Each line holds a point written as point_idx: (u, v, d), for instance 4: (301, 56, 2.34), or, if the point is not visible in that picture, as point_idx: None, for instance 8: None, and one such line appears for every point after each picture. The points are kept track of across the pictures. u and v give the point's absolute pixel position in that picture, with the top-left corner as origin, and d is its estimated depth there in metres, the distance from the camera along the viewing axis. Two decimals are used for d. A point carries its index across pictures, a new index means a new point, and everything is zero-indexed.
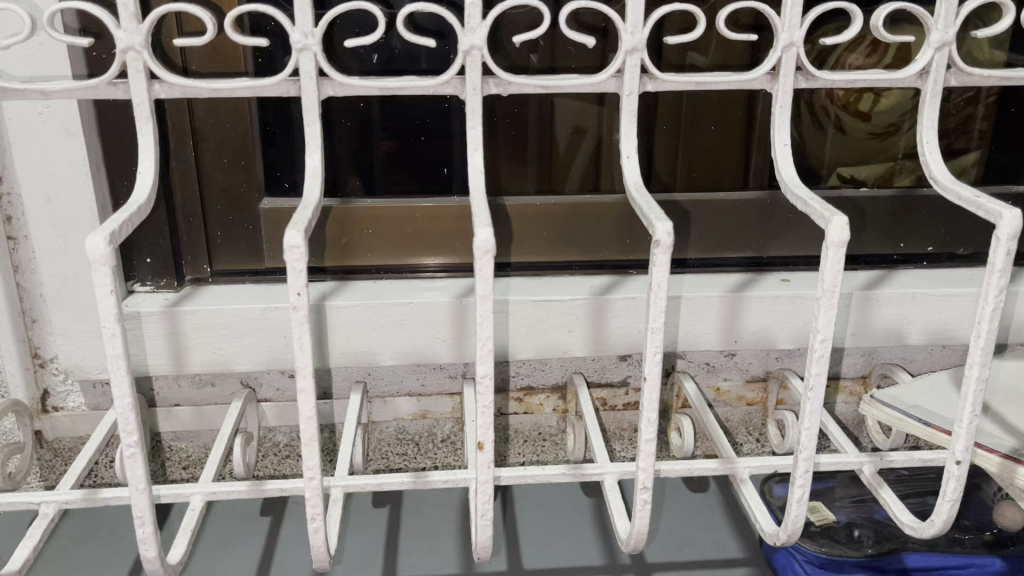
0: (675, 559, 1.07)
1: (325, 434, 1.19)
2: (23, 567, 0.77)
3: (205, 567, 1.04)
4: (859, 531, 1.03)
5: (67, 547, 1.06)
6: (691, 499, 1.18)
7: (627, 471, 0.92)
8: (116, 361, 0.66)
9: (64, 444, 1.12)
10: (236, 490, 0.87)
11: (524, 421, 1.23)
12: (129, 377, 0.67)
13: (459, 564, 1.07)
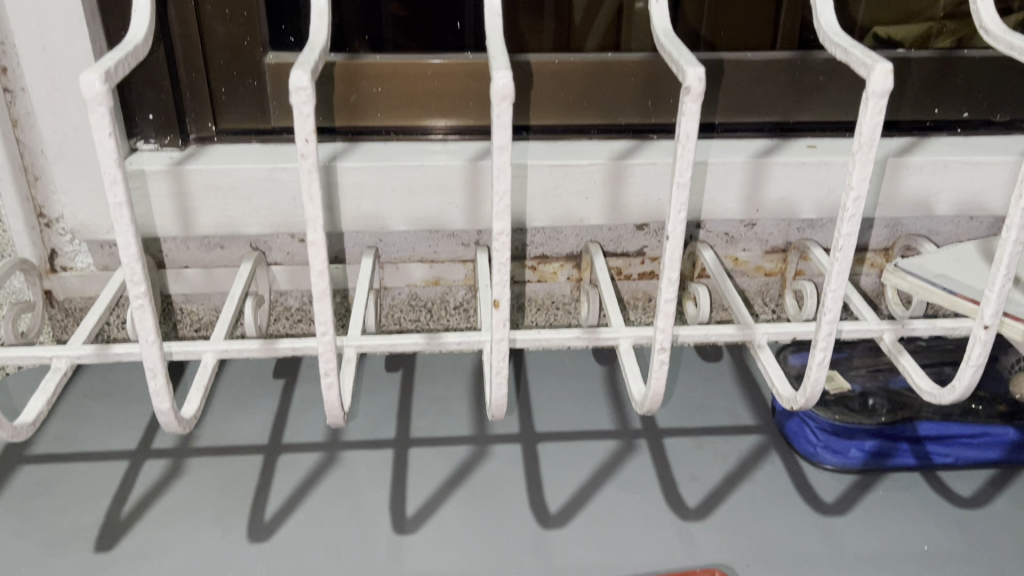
0: (687, 425, 1.08)
1: (337, 299, 1.18)
2: (39, 418, 0.77)
3: (221, 425, 1.05)
4: (874, 401, 1.03)
5: (83, 405, 1.08)
6: (703, 368, 1.18)
7: (643, 335, 0.90)
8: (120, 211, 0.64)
9: (75, 304, 1.11)
10: (247, 348, 0.86)
11: (537, 290, 1.21)
12: (134, 229, 0.65)
13: (472, 426, 1.07)
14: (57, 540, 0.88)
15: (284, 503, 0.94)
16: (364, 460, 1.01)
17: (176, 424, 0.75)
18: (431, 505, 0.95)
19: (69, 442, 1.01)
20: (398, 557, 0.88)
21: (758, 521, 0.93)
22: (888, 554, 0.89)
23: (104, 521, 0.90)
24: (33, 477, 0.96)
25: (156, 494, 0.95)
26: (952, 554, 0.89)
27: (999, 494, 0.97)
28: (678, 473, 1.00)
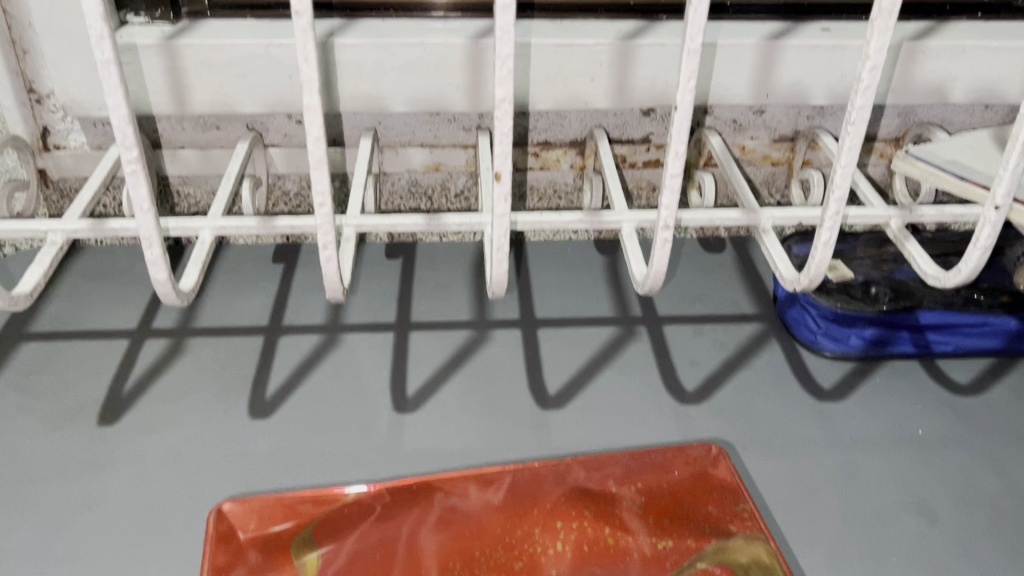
0: (687, 313, 1.08)
1: (336, 184, 1.16)
2: (37, 290, 0.76)
3: (221, 308, 1.05)
4: (876, 288, 1.02)
5: (83, 286, 1.07)
6: (705, 258, 1.18)
7: (646, 219, 0.88)
8: (108, 71, 0.61)
9: (70, 185, 1.10)
10: (245, 226, 0.85)
11: (540, 177, 1.19)
12: (123, 90, 0.62)
13: (472, 312, 1.07)
14: (60, 413, 0.89)
15: (285, 382, 0.95)
16: (366, 342, 1.01)
17: (174, 296, 0.74)
18: (431, 385, 0.96)
19: (70, 321, 1.01)
20: (399, 434, 0.89)
21: (755, 405, 0.94)
22: (883, 437, 0.90)
23: (106, 397, 0.91)
24: (35, 354, 0.96)
25: (158, 372, 0.95)
26: (945, 439, 0.90)
27: (996, 381, 0.97)
28: (677, 359, 1.00)
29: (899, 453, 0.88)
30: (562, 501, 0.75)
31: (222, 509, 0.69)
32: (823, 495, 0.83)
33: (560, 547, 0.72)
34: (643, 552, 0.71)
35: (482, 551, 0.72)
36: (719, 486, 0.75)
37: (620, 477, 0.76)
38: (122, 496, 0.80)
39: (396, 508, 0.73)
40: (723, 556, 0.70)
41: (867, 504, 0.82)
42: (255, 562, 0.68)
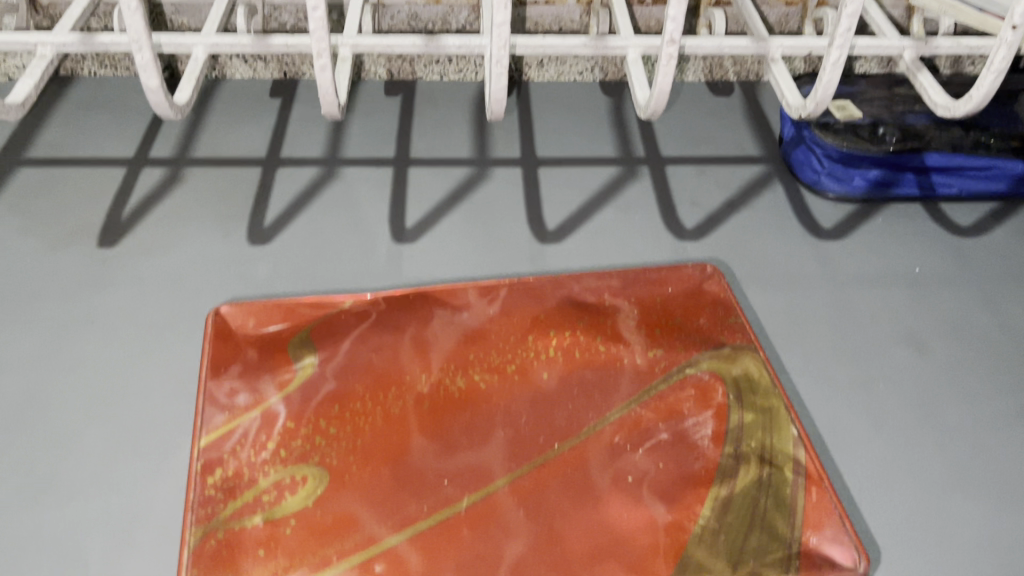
0: (691, 154, 1.06)
1: (334, 15, 1.13)
2: (27, 103, 0.74)
3: (218, 139, 1.04)
4: (884, 129, 0.99)
5: (78, 116, 1.06)
6: (712, 102, 1.15)
7: (651, 46, 0.85)
8: None
9: (60, 11, 1.06)
10: (239, 44, 0.82)
11: (544, 13, 1.15)
12: None
13: (473, 149, 1.05)
14: (59, 234, 0.89)
15: (284, 211, 0.95)
16: (365, 175, 1.00)
17: (166, 107, 0.72)
18: (430, 217, 0.95)
19: (66, 149, 1.00)
20: (398, 261, 0.89)
21: (753, 243, 0.94)
22: (880, 276, 0.90)
23: (105, 220, 0.91)
24: (31, 178, 0.96)
25: (156, 198, 0.95)
26: (942, 277, 0.90)
27: (999, 226, 0.97)
28: (677, 198, 0.99)
29: (896, 291, 0.88)
30: (557, 312, 0.71)
31: (221, 311, 0.67)
32: (816, 326, 0.84)
33: (553, 352, 0.68)
34: (635, 361, 0.67)
35: (473, 355, 0.67)
36: (714, 301, 0.72)
37: (617, 289, 0.72)
38: (122, 312, 0.81)
39: (387, 313, 0.69)
40: (717, 364, 0.67)
41: (859, 336, 0.83)
42: (253, 359, 0.66)
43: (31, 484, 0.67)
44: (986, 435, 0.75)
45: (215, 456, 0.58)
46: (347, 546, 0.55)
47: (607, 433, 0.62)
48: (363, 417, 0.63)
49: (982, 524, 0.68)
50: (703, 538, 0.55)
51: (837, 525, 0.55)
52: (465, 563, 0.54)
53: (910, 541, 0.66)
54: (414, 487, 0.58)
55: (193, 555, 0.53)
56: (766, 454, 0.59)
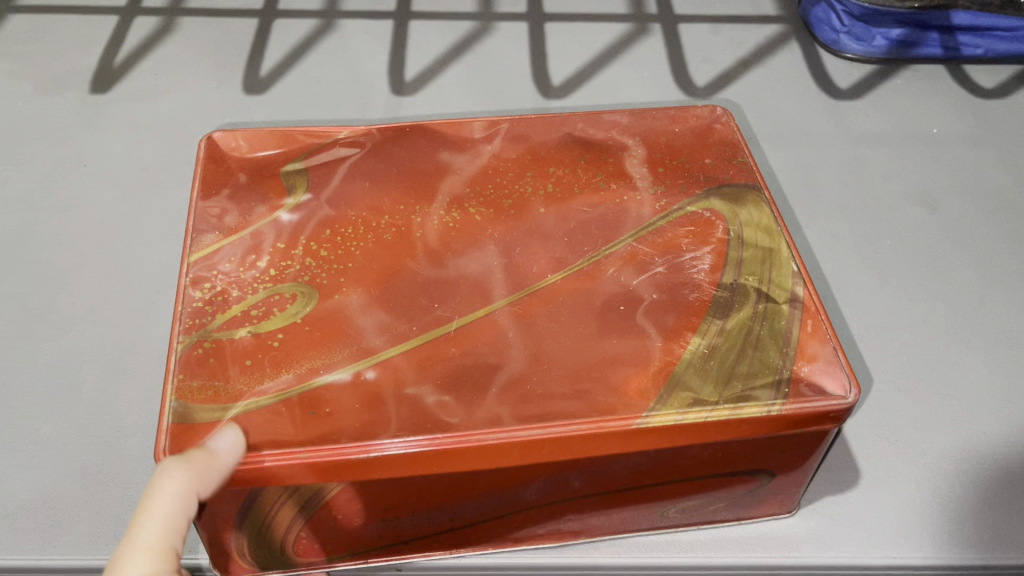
0: (705, 11, 1.01)
1: None
2: None
3: None
4: None
5: None
6: None
7: None
8: None
9: None
10: None
11: None
12: None
13: (477, 3, 1.01)
14: (51, 79, 0.87)
15: (280, 62, 0.92)
16: (364, 28, 0.97)
17: None
18: (432, 69, 0.92)
19: None
20: (396, 112, 0.87)
21: (765, 102, 0.91)
22: (895, 135, 0.87)
23: (97, 66, 0.89)
24: (21, 25, 0.93)
25: (150, 45, 0.92)
26: (959, 137, 0.87)
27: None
28: (688, 55, 0.96)
29: (910, 150, 0.86)
30: (558, 148, 0.69)
31: (212, 137, 0.68)
32: (825, 184, 0.82)
33: (552, 186, 0.65)
34: (634, 199, 0.65)
35: (466, 189, 0.65)
36: (720, 142, 0.69)
37: (621, 131, 0.71)
38: (116, 157, 0.80)
39: (385, 147, 0.68)
40: (721, 205, 0.64)
41: (868, 194, 0.81)
42: (242, 182, 0.65)
43: (27, 316, 0.67)
44: (993, 290, 0.73)
45: (206, 271, 0.58)
46: (330, 357, 0.54)
47: (601, 267, 0.59)
48: (355, 241, 0.61)
49: (980, 372, 0.68)
50: (692, 362, 0.54)
51: (831, 357, 0.54)
52: (448, 373, 0.53)
53: (911, 386, 0.67)
54: (404, 307, 0.56)
55: (181, 362, 0.53)
56: (763, 287, 0.58)
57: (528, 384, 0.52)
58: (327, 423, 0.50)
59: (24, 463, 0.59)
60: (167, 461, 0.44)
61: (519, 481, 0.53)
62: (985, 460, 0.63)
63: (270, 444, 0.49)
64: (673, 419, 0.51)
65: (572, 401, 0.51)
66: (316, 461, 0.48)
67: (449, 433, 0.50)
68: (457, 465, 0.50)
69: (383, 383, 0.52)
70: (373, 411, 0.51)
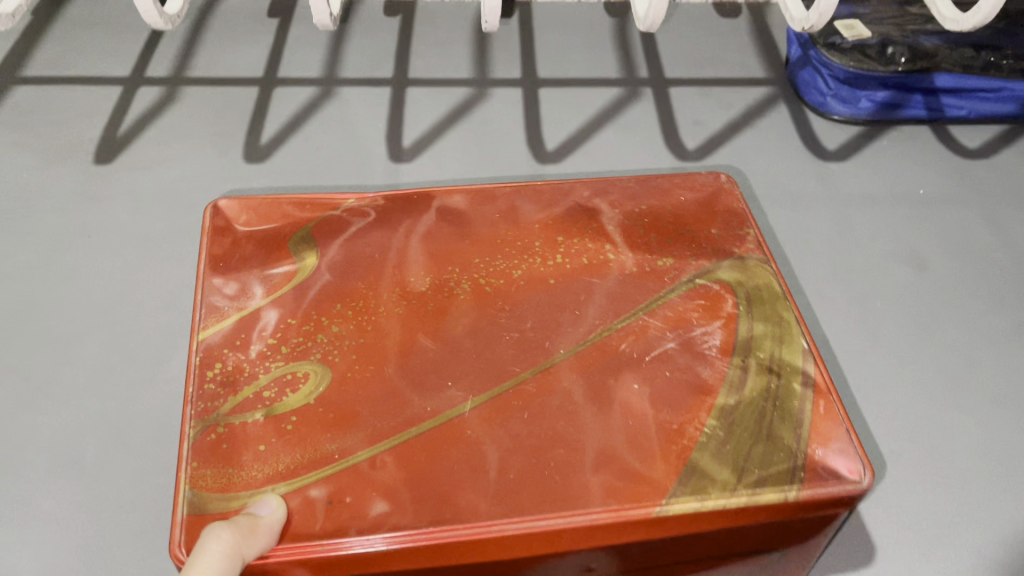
0: (695, 75, 1.04)
1: None
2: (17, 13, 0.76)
3: (214, 58, 1.02)
4: (893, 49, 0.94)
5: (73, 32, 1.04)
6: (718, 23, 1.12)
7: None
8: None
9: None
10: None
11: None
12: None
13: (472, 70, 1.03)
14: (56, 149, 0.89)
15: (281, 130, 0.94)
16: (362, 95, 0.99)
17: (157, 17, 0.73)
18: (429, 136, 0.95)
19: (63, 67, 0.99)
20: (394, 179, 0.89)
21: (755, 164, 0.93)
22: (883, 195, 0.89)
23: (101, 136, 0.91)
24: (27, 95, 0.95)
25: (153, 114, 0.94)
26: (945, 197, 0.89)
27: (1007, 146, 0.95)
28: (679, 118, 0.98)
29: (899, 209, 0.87)
30: (563, 218, 0.69)
31: (218, 204, 0.67)
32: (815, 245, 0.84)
33: (556, 256, 0.65)
34: (642, 267, 0.64)
35: (478, 258, 0.65)
36: (724, 212, 0.69)
37: (627, 198, 0.70)
38: (119, 225, 0.82)
39: (391, 214, 0.68)
40: (727, 276, 0.63)
41: (858, 255, 0.83)
42: (249, 251, 0.65)
43: (29, 388, 0.68)
44: (982, 351, 0.75)
45: (216, 349, 0.57)
46: (344, 436, 0.52)
47: (611, 342, 0.58)
48: (366, 313, 0.60)
49: (970, 434, 0.69)
50: (704, 444, 0.52)
51: (845, 438, 0.52)
52: (459, 461, 0.51)
53: (904, 450, 0.68)
54: (416, 385, 0.55)
55: (193, 449, 0.52)
56: (773, 364, 0.57)
57: (541, 470, 0.50)
58: (348, 510, 0.48)
59: (23, 538, 0.60)
60: (216, 527, 0.45)
61: (537, 573, 0.50)
62: (979, 524, 0.63)
63: (288, 537, 0.47)
64: (691, 507, 0.49)
65: (588, 483, 0.50)
66: (336, 554, 0.46)
67: (466, 524, 0.47)
68: (478, 559, 0.48)
69: (387, 471, 0.50)
70: (398, 493, 0.49)
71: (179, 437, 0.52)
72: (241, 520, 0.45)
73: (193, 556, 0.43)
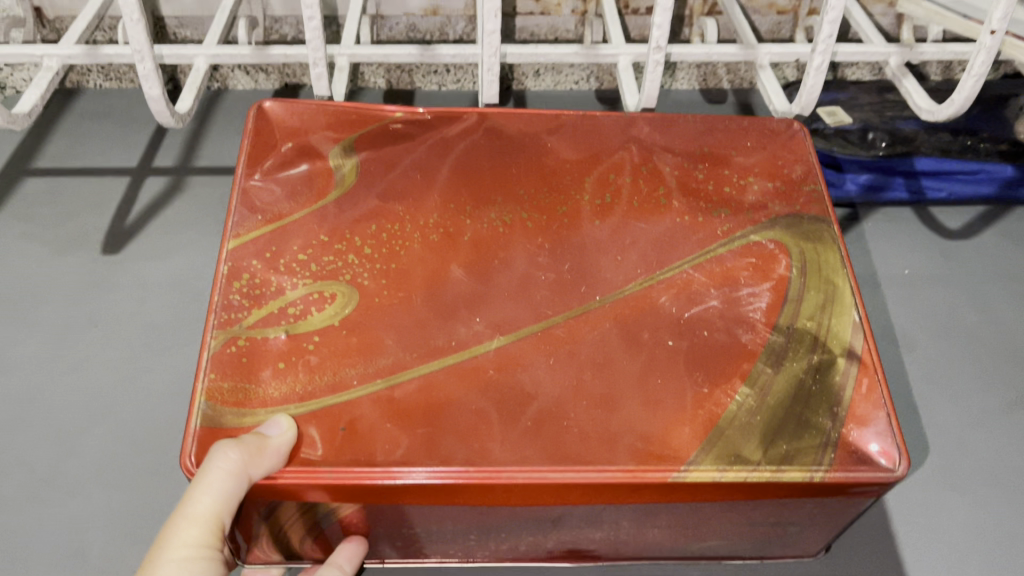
0: None
1: (331, 30, 1.07)
2: (34, 113, 0.79)
3: (218, 148, 1.06)
4: (873, 135, 1.02)
5: (81, 123, 1.07)
6: (706, 109, 1.16)
7: (641, 54, 0.90)
8: None
9: (65, 24, 1.10)
10: (240, 54, 0.88)
11: (540, 23, 1.07)
12: None
13: None
14: (65, 240, 0.92)
15: None
16: None
17: (168, 115, 0.79)
18: None
19: (72, 158, 1.02)
20: None
21: None
22: (871, 276, 0.92)
23: (108, 227, 0.93)
24: (37, 187, 0.98)
25: (159, 205, 0.97)
26: (931, 277, 0.92)
27: (989, 227, 0.98)
28: None
29: (885, 290, 0.90)
30: (626, 156, 0.76)
31: (265, 106, 0.76)
32: None
33: (607, 201, 0.72)
34: (696, 217, 0.71)
35: (525, 191, 0.72)
36: (790, 164, 0.76)
37: (687, 139, 0.78)
38: (125, 315, 0.84)
39: (467, 145, 0.76)
40: (782, 235, 0.70)
41: None
42: (285, 153, 0.74)
43: (35, 482, 0.69)
44: (972, 431, 0.77)
45: (242, 259, 0.65)
46: (368, 362, 0.59)
47: (652, 293, 0.65)
48: (398, 239, 0.68)
49: (962, 514, 0.71)
50: (735, 414, 0.58)
51: (882, 420, 0.58)
52: (488, 397, 0.58)
53: (899, 532, 0.69)
54: (444, 316, 0.62)
55: (213, 358, 0.59)
56: (822, 334, 0.63)
57: (568, 418, 0.57)
58: (360, 441, 0.55)
59: None
60: (223, 444, 0.52)
61: (547, 513, 0.57)
62: None
63: (294, 461, 0.54)
64: (711, 477, 0.55)
65: (616, 442, 0.56)
66: (340, 481, 0.53)
67: (480, 468, 0.54)
68: (484, 493, 0.55)
69: (422, 400, 0.57)
70: (406, 429, 0.56)
71: (201, 345, 0.59)
72: (248, 441, 0.52)
73: (203, 469, 0.51)
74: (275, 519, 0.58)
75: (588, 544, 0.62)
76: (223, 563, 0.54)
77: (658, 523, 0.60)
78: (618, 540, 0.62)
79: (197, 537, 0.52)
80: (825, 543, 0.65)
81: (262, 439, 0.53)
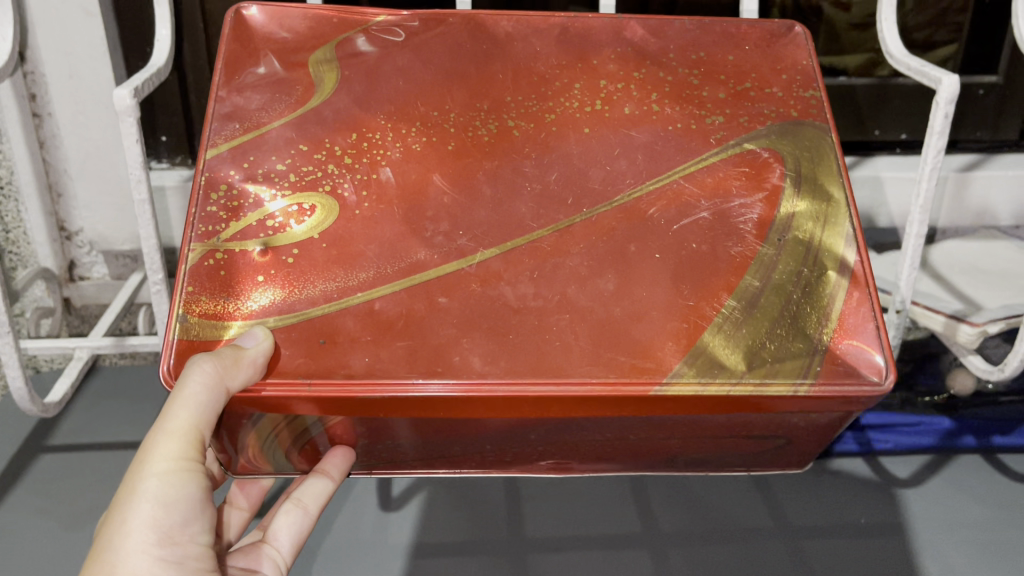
0: None
1: None
2: (63, 399, 0.93)
3: None
4: None
5: (97, 400, 1.17)
6: None
7: None
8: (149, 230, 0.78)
9: (90, 310, 1.23)
10: None
11: None
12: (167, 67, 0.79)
13: None
14: (76, 514, 0.97)
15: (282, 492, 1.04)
16: None
17: None
18: (414, 485, 1.04)
19: (85, 433, 1.10)
20: (384, 531, 0.98)
21: (708, 499, 1.03)
22: (834, 526, 0.99)
23: None
24: (53, 463, 1.05)
25: None
26: (888, 526, 0.99)
27: (934, 474, 1.06)
28: None
29: (849, 541, 0.96)
30: (614, 60, 0.74)
31: (241, 13, 0.73)
32: None
33: (586, 101, 0.70)
34: (688, 125, 0.69)
35: (510, 97, 0.70)
36: (792, 69, 0.74)
37: (682, 43, 0.76)
38: None
39: (441, 42, 0.73)
40: (777, 143, 0.68)
41: None
42: (267, 70, 0.70)
43: None
44: None
45: (219, 168, 0.63)
46: (349, 272, 0.59)
47: (642, 204, 0.64)
48: (378, 149, 0.66)
49: None
50: (721, 326, 0.57)
51: (872, 334, 0.58)
52: (470, 309, 0.57)
53: None
54: (415, 226, 0.62)
55: (192, 269, 0.58)
56: (814, 243, 0.62)
57: (554, 334, 0.56)
58: (334, 353, 0.55)
59: None
60: (202, 358, 0.52)
61: (534, 421, 0.57)
62: None
63: (272, 373, 0.54)
64: (693, 389, 0.55)
65: (608, 359, 0.56)
66: (322, 394, 0.53)
67: (459, 380, 0.54)
68: (467, 407, 0.55)
69: (396, 313, 0.57)
70: (385, 341, 0.56)
71: (179, 255, 0.58)
72: (224, 355, 0.51)
73: (182, 380, 0.51)
74: (261, 429, 0.58)
75: (569, 456, 0.62)
76: (202, 478, 0.58)
77: (655, 433, 0.59)
78: (597, 448, 0.61)
79: (177, 452, 0.56)
80: (813, 454, 0.65)
81: (239, 350, 0.53)
